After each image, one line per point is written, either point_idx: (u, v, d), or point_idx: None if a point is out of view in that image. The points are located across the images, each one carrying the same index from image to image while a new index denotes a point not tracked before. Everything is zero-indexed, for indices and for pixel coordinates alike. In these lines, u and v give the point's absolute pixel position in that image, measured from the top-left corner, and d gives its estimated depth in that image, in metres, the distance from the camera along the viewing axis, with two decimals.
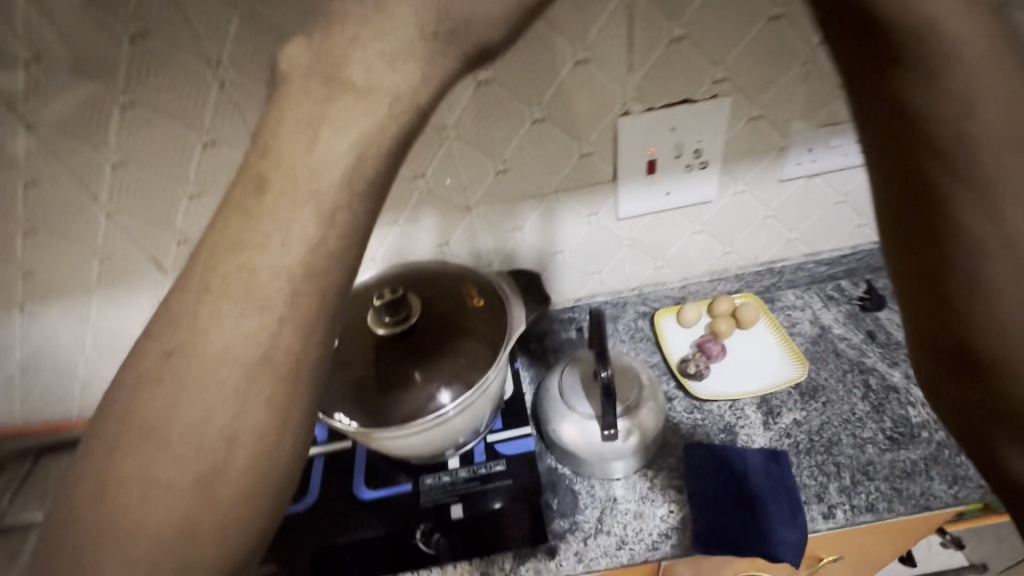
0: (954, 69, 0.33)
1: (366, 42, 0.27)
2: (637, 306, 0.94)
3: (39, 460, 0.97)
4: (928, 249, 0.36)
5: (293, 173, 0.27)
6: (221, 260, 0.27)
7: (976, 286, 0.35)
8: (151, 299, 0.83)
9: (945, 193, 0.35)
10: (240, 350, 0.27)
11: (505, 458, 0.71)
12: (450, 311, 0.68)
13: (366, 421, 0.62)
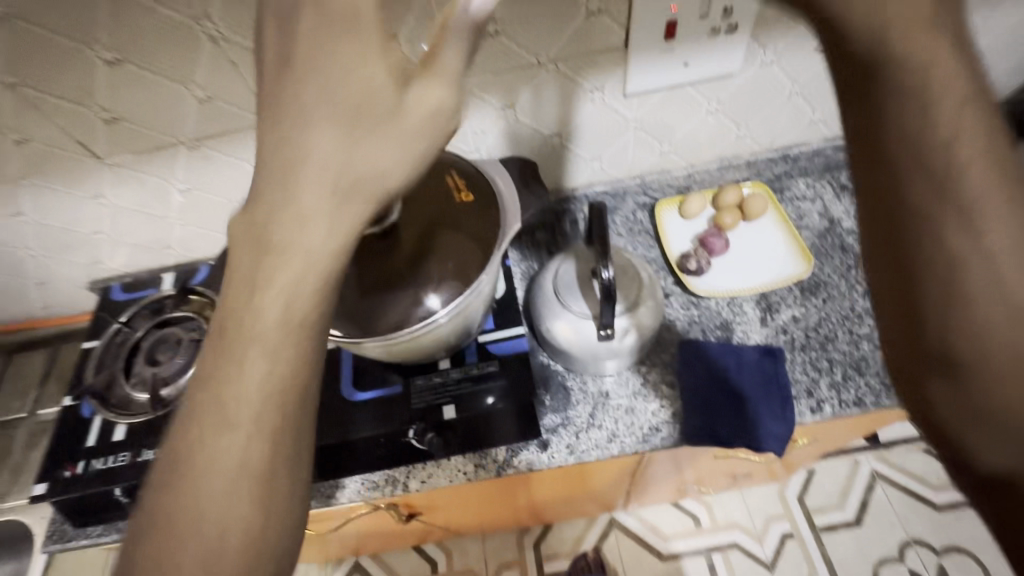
0: (917, 57, 0.30)
1: (281, 210, 0.30)
2: (637, 196, 0.86)
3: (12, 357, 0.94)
4: (891, 235, 0.32)
5: (243, 321, 0.30)
6: (203, 393, 0.31)
7: (954, 275, 0.31)
8: (90, 191, 0.72)
9: (912, 167, 0.31)
10: (224, 458, 0.30)
11: (498, 358, 0.69)
12: (435, 206, 0.59)
13: (354, 329, 0.57)
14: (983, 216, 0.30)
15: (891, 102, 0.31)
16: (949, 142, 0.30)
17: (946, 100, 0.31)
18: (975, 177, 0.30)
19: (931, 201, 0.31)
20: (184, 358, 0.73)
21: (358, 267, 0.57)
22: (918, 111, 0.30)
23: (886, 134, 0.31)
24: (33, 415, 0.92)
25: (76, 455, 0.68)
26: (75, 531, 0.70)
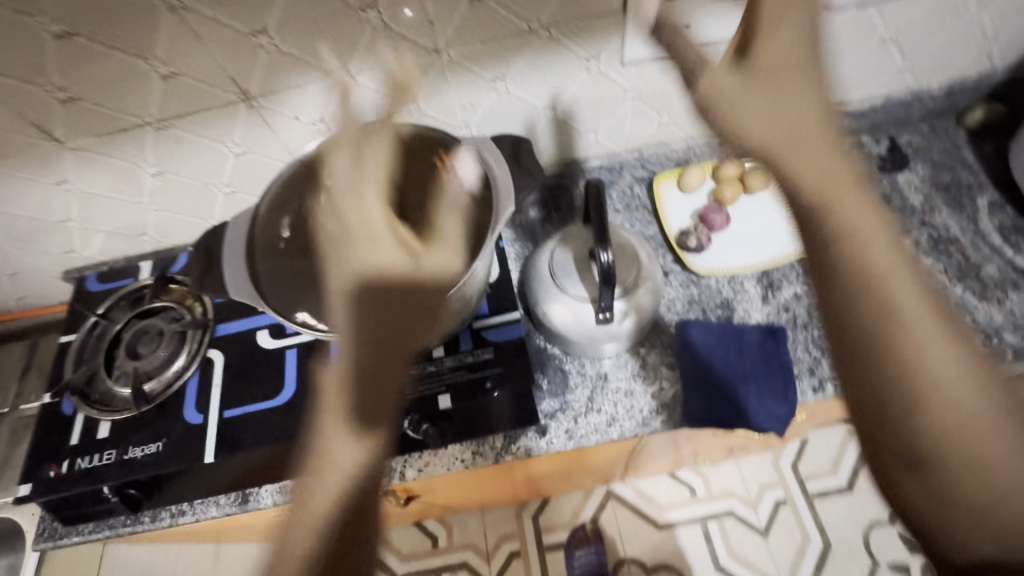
0: (827, 196, 0.38)
1: (344, 357, 0.47)
2: (633, 170, 0.84)
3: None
4: (847, 348, 0.37)
5: (331, 430, 0.46)
6: (306, 487, 0.45)
7: (909, 382, 0.34)
8: (54, 176, 0.68)
9: (856, 288, 0.36)
10: (314, 524, 0.43)
11: (494, 344, 0.67)
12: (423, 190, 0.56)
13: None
14: (919, 326, 0.35)
15: (828, 243, 0.37)
16: (884, 275, 0.36)
17: (874, 239, 0.37)
18: (911, 302, 0.35)
19: (877, 323, 0.35)
20: (166, 351, 0.70)
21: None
22: (852, 248, 0.36)
23: (828, 268, 0.37)
24: (16, 410, 0.89)
25: (60, 455, 0.65)
26: (66, 529, 0.69)
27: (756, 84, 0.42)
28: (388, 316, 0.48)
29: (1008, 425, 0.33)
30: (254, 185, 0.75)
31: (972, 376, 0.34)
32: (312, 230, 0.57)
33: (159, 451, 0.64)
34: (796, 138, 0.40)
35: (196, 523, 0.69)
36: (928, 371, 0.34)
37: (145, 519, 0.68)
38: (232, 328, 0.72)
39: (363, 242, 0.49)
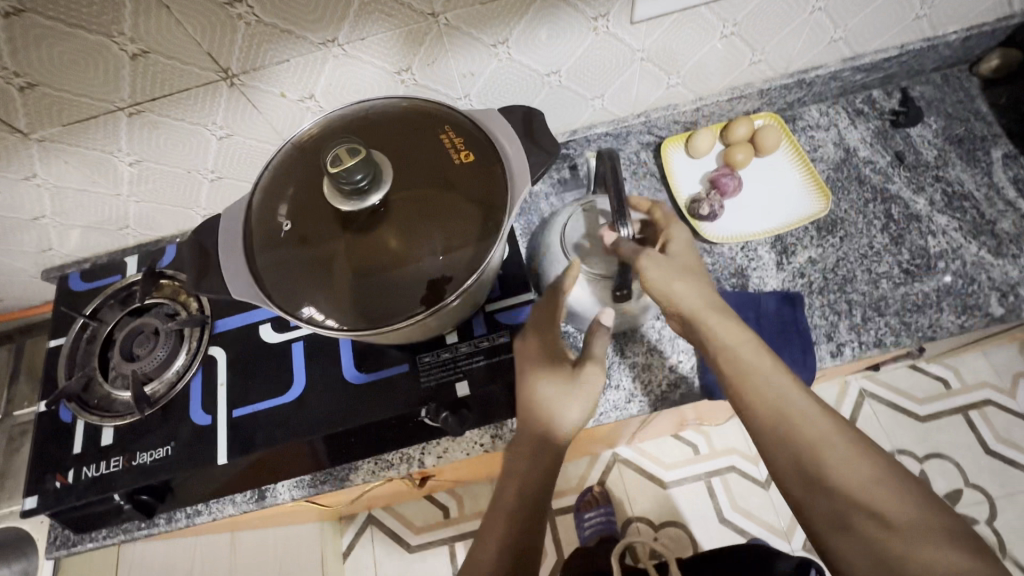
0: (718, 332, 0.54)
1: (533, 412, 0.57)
2: (640, 136, 0.80)
3: None
4: (770, 436, 0.49)
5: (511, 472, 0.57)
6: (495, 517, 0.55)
7: (813, 452, 0.46)
8: (21, 170, 0.62)
9: (760, 390, 0.50)
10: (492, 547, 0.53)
11: (509, 328, 0.64)
12: (432, 171, 0.53)
13: (355, 315, 0.51)
14: (804, 407, 0.49)
15: (737, 367, 0.52)
16: (777, 384, 0.50)
17: (757, 355, 0.52)
18: (799, 402, 0.49)
19: (780, 419, 0.48)
20: (164, 350, 0.67)
21: (353, 245, 0.52)
22: (745, 366, 0.51)
23: (742, 382, 0.51)
24: (11, 417, 0.85)
25: (64, 464, 0.63)
26: (79, 536, 0.67)
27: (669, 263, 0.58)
28: (559, 406, 0.57)
29: (891, 484, 0.44)
30: (239, 171, 0.70)
31: (855, 450, 0.46)
32: (314, 219, 0.53)
33: (168, 455, 0.62)
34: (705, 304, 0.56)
35: (214, 522, 0.68)
36: (823, 446, 0.46)
37: (161, 522, 0.67)
38: (232, 323, 0.68)
39: (546, 343, 0.61)
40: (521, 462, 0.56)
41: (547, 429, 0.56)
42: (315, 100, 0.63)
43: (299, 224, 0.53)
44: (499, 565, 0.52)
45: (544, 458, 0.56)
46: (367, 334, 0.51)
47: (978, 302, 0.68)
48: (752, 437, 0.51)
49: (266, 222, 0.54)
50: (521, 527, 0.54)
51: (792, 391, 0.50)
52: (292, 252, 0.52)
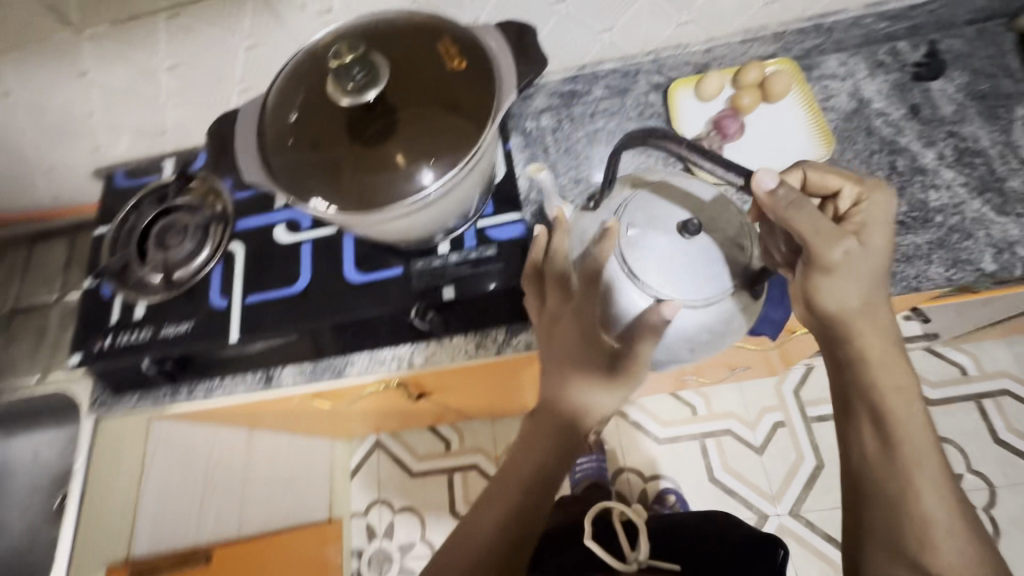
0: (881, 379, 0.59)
1: (563, 392, 0.58)
2: (650, 76, 0.82)
3: (34, 244, 0.99)
4: (883, 490, 0.57)
5: (528, 445, 0.60)
6: (502, 480, 0.62)
7: (925, 527, 0.55)
8: (76, 67, 0.70)
9: (905, 451, 0.57)
10: (496, 507, 0.60)
11: (496, 243, 0.69)
12: (428, 77, 0.57)
13: (356, 201, 0.56)
14: (931, 487, 0.57)
15: (879, 413, 0.59)
16: (920, 452, 0.57)
17: (914, 422, 0.58)
18: (931, 478, 0.57)
19: (908, 482, 0.57)
20: (192, 243, 0.75)
21: (360, 143, 0.57)
22: (898, 416, 0.58)
23: (890, 430, 0.58)
24: (63, 300, 0.94)
25: (102, 332, 0.72)
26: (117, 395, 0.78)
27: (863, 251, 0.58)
28: (581, 394, 0.57)
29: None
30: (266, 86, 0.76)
31: (962, 537, 0.55)
32: (320, 116, 0.58)
33: (190, 330, 0.70)
34: (868, 307, 0.59)
35: (225, 405, 0.76)
36: (933, 525, 0.55)
37: (182, 394, 0.75)
38: (252, 224, 0.75)
39: (579, 328, 0.58)
40: (541, 443, 0.59)
41: (575, 416, 0.58)
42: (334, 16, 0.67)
43: (307, 121, 0.58)
44: (499, 524, 0.58)
45: (553, 446, 0.59)
46: (362, 221, 0.56)
47: (969, 257, 0.67)
48: (868, 483, 0.59)
49: (281, 120, 0.59)
50: (530, 499, 0.59)
51: (930, 467, 0.57)
52: (302, 145, 0.58)
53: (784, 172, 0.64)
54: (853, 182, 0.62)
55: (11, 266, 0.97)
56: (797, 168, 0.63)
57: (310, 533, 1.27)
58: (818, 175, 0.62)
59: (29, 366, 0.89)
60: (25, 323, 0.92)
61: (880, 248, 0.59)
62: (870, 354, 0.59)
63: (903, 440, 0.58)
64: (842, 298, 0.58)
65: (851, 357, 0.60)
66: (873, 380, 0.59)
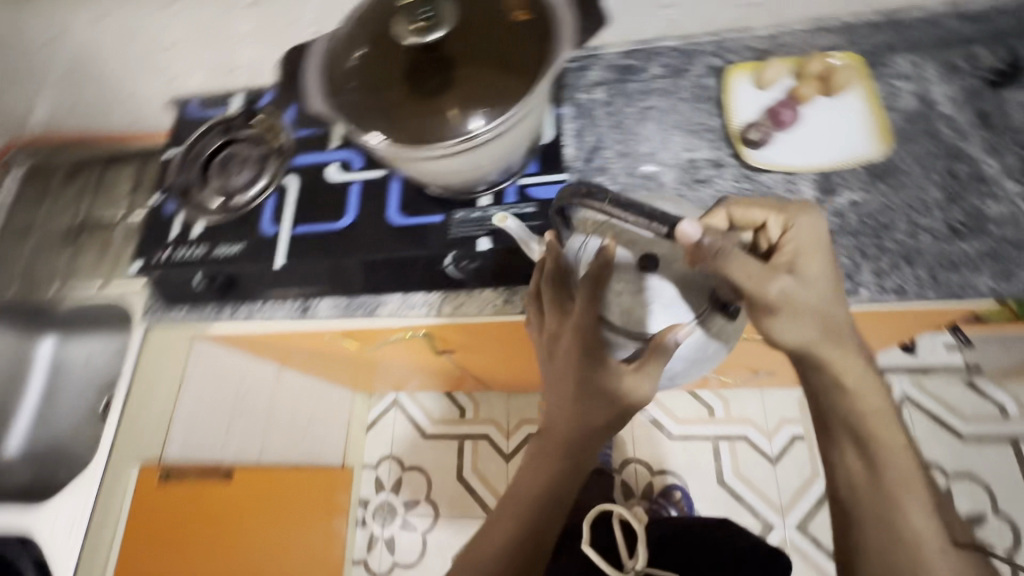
0: (858, 402, 0.62)
1: (570, 404, 0.60)
2: (708, 58, 0.82)
3: (105, 166, 1.03)
4: (869, 511, 0.61)
5: (542, 450, 0.64)
6: (518, 486, 0.66)
7: (917, 544, 0.58)
8: None
9: (890, 471, 0.61)
10: (515, 512, 0.65)
11: (537, 202, 0.71)
12: (490, 25, 0.59)
13: (411, 137, 0.58)
14: (919, 506, 0.60)
15: (857, 435, 0.62)
16: (903, 469, 0.61)
17: (894, 440, 0.62)
18: (915, 495, 0.60)
19: (894, 500, 0.60)
20: (250, 172, 0.80)
21: (420, 83, 0.59)
22: (877, 435, 0.62)
23: (869, 451, 0.62)
24: (125, 222, 0.97)
25: (162, 244, 0.78)
26: (167, 308, 0.82)
27: (801, 287, 0.59)
28: (590, 409, 0.59)
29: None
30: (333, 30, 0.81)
31: (954, 551, 0.58)
32: (384, 53, 0.60)
33: (242, 251, 0.75)
34: (830, 338, 0.60)
35: (262, 331, 0.80)
36: (924, 542, 0.58)
37: (226, 313, 0.80)
38: (307, 160, 0.79)
39: (583, 352, 0.58)
40: (555, 453, 0.63)
41: (587, 424, 0.60)
42: None
43: (371, 57, 0.61)
44: (516, 534, 0.63)
45: (565, 453, 0.62)
46: (412, 156, 0.59)
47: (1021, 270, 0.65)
48: (852, 504, 0.62)
49: (346, 53, 0.61)
50: (547, 508, 0.63)
51: (915, 485, 0.60)
52: (364, 79, 0.60)
53: (708, 214, 0.64)
54: (777, 215, 0.63)
55: (84, 185, 1.03)
56: (721, 209, 0.64)
57: (321, 475, 1.32)
58: (741, 211, 0.63)
59: (91, 273, 0.95)
60: (90, 238, 0.98)
61: (819, 277, 0.60)
62: (850, 380, 0.61)
63: (882, 460, 0.61)
64: (802, 333, 0.60)
65: (827, 379, 0.62)
66: (852, 401, 0.62)
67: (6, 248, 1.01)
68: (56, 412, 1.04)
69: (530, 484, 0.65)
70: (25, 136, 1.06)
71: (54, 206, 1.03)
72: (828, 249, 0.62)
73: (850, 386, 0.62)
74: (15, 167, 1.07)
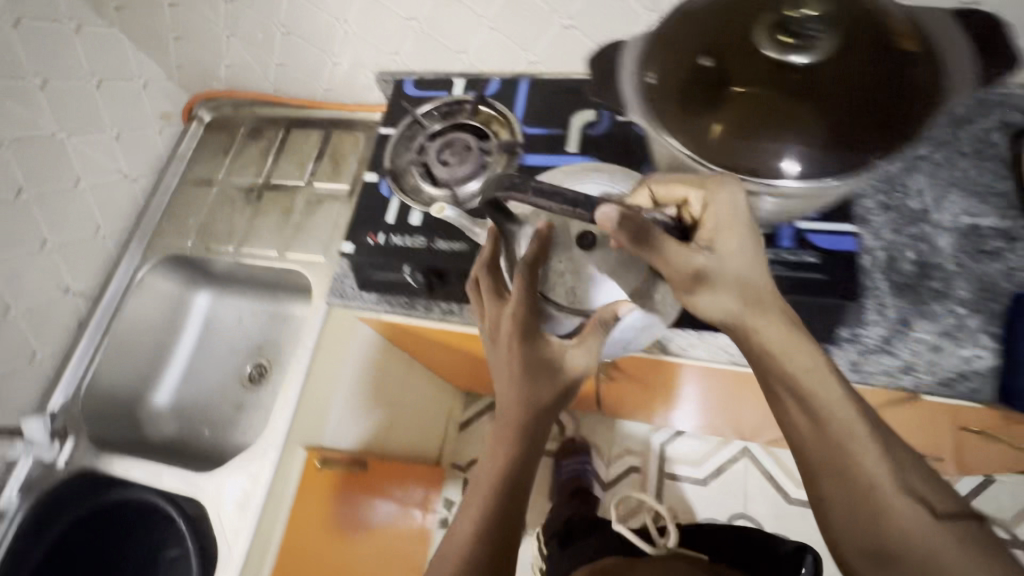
0: (773, 353, 0.50)
1: (508, 389, 0.55)
2: (1003, 111, 0.73)
3: (290, 128, 1.02)
4: (826, 464, 0.48)
5: (490, 439, 0.56)
6: (473, 488, 0.56)
7: (884, 503, 0.46)
8: None
9: (844, 434, 0.48)
10: (468, 517, 0.53)
11: (820, 251, 0.61)
12: (864, 64, 0.49)
13: (695, 144, 0.51)
14: (875, 461, 0.47)
15: (796, 394, 0.49)
16: (845, 419, 0.48)
17: (829, 388, 0.49)
18: (868, 443, 0.47)
19: (846, 462, 0.47)
20: (472, 165, 0.75)
21: (734, 95, 0.51)
22: (812, 388, 0.49)
23: (807, 406, 0.49)
24: (310, 186, 0.95)
25: (376, 227, 0.73)
26: (364, 292, 0.79)
27: (718, 265, 0.50)
28: (536, 388, 0.54)
29: (957, 522, 0.45)
30: (608, 39, 0.73)
31: (925, 498, 0.46)
32: (724, 59, 0.52)
33: (463, 250, 0.69)
34: (753, 305, 0.50)
35: (459, 331, 0.76)
36: (892, 498, 0.46)
37: (420, 308, 0.76)
38: (538, 161, 0.73)
39: (515, 330, 0.55)
40: (501, 439, 0.55)
41: (522, 401, 0.53)
42: None
43: (709, 55, 0.53)
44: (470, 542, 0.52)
45: (502, 436, 0.54)
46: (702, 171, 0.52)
47: None
48: (805, 471, 0.51)
49: (679, 45, 0.54)
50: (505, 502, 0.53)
51: (865, 435, 0.47)
52: (682, 76, 0.53)
53: (631, 195, 0.56)
54: (696, 188, 0.52)
55: (268, 145, 1.01)
56: (643, 188, 0.56)
57: (426, 472, 1.28)
58: (661, 185, 0.54)
59: (271, 237, 0.93)
60: (272, 199, 0.96)
61: (738, 254, 0.50)
62: (765, 332, 0.50)
63: (822, 417, 0.48)
64: (726, 306, 0.50)
65: (751, 330, 0.50)
66: (776, 352, 0.50)
67: (185, 196, 1.00)
68: (203, 369, 1.02)
69: (480, 481, 0.55)
70: (214, 87, 1.04)
71: (235, 162, 1.01)
72: (751, 222, 0.51)
73: (755, 332, 0.50)
74: (198, 117, 1.05)
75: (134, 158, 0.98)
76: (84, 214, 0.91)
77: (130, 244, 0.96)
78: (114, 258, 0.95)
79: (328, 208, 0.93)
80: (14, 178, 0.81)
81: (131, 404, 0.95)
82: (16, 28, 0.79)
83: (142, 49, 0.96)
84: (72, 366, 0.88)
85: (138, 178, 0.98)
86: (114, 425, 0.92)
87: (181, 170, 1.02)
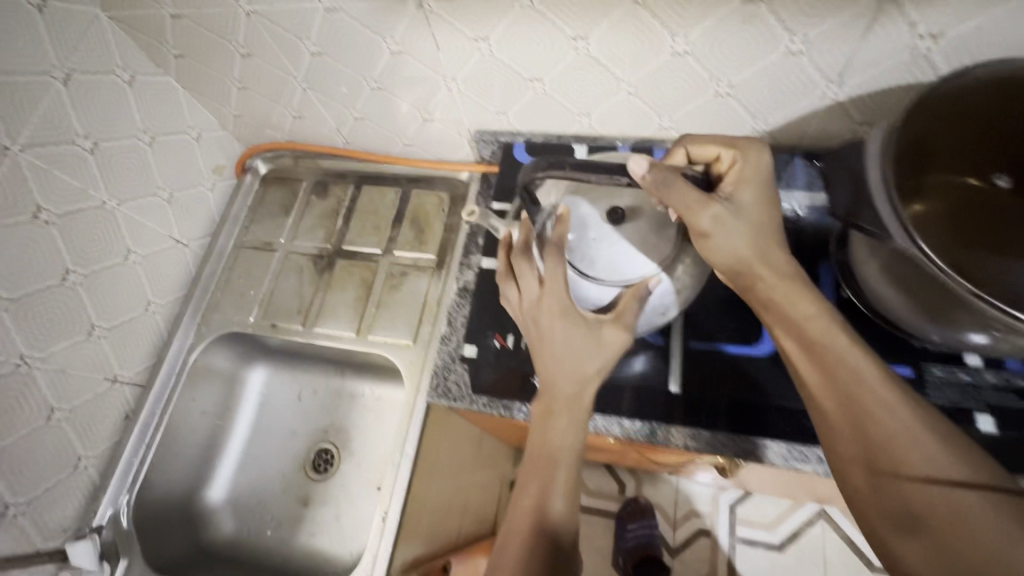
0: (779, 304, 0.49)
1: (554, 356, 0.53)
2: None
3: (361, 185, 0.91)
4: (835, 422, 0.44)
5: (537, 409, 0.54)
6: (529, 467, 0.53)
7: (893, 448, 0.42)
8: (578, 30, 0.58)
9: (854, 378, 0.44)
10: (529, 493, 0.50)
11: None
12: None
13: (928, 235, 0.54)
14: (887, 405, 0.43)
15: (803, 342, 0.47)
16: (852, 363, 0.45)
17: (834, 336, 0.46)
18: (877, 385, 0.44)
19: (856, 403, 0.43)
20: None
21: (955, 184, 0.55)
22: (814, 332, 0.47)
23: (816, 352, 0.46)
24: (389, 255, 0.84)
25: (505, 327, 0.67)
26: (472, 394, 0.65)
27: (734, 215, 0.50)
28: (573, 356, 0.52)
29: (978, 486, 0.39)
30: (779, 111, 0.64)
31: (936, 439, 0.42)
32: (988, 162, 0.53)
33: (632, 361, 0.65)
34: (764, 254, 0.50)
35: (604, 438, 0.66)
36: (900, 439, 0.42)
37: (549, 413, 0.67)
38: None
39: (561, 307, 0.52)
40: (545, 410, 0.53)
41: (572, 372, 0.52)
42: (935, 43, 0.51)
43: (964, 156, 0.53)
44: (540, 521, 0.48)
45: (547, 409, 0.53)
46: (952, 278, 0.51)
47: None
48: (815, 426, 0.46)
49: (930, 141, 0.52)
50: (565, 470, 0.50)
51: (872, 375, 0.44)
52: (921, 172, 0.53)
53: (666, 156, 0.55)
54: (727, 149, 0.52)
55: (335, 205, 0.90)
56: (678, 149, 0.55)
57: None
58: (695, 141, 0.53)
59: (349, 315, 0.82)
60: (347, 269, 0.84)
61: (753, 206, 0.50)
62: (782, 297, 0.49)
63: (828, 360, 0.45)
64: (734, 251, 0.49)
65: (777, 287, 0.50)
66: (788, 307, 0.49)
67: (240, 262, 0.89)
68: (262, 454, 0.90)
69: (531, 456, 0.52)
70: (270, 139, 0.91)
71: (298, 224, 0.89)
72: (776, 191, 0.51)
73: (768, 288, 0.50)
74: (253, 169, 0.94)
75: (185, 221, 0.86)
76: (133, 292, 0.79)
77: (182, 319, 0.84)
78: (165, 336, 0.84)
79: (413, 281, 0.82)
80: (61, 260, 0.69)
81: (184, 504, 0.84)
82: (68, 85, 0.67)
83: (198, 99, 0.83)
84: (121, 467, 0.77)
85: (190, 243, 0.87)
86: (171, 531, 0.81)
87: (235, 233, 0.90)
